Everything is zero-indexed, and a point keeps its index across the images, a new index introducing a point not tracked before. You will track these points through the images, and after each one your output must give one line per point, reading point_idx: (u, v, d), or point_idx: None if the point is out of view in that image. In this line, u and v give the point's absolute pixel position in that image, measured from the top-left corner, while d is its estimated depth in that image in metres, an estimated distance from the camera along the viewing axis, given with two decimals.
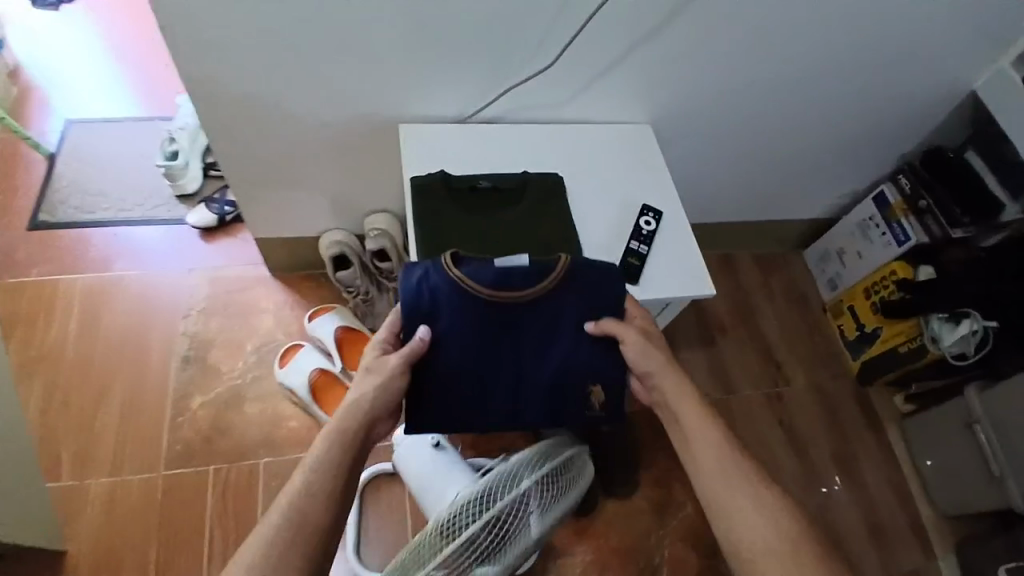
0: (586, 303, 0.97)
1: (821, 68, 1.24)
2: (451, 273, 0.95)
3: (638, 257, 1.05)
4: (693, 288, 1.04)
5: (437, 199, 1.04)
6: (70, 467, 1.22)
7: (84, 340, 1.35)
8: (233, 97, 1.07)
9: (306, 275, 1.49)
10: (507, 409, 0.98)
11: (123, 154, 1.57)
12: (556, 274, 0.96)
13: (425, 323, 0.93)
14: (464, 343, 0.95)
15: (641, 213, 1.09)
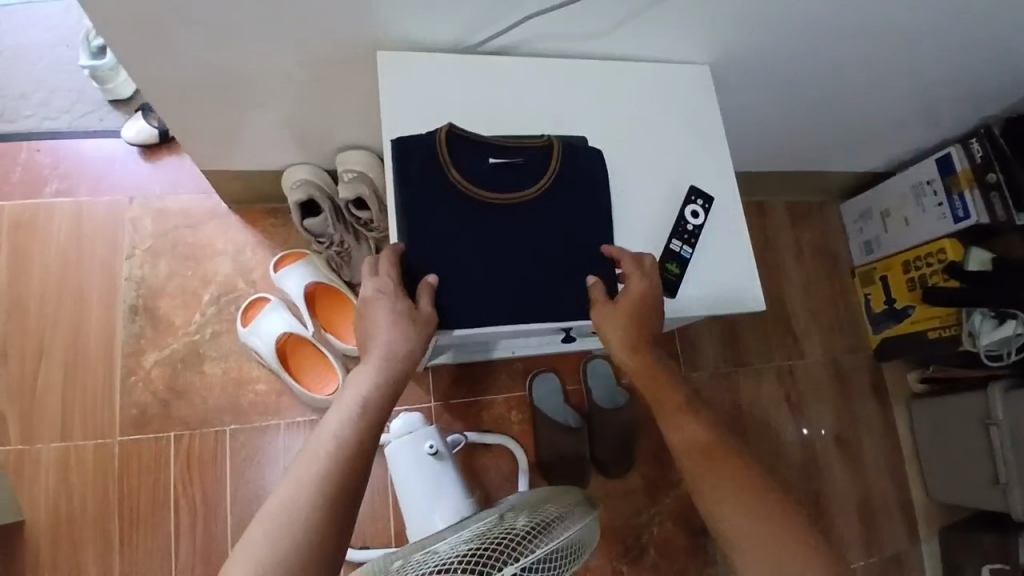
0: (597, 185, 0.83)
1: (941, 13, 0.95)
2: (445, 171, 0.77)
3: (679, 264, 0.85)
4: (740, 302, 0.86)
5: (432, 158, 0.77)
6: (17, 429, 1.10)
7: (16, 283, 1.16)
8: (148, 21, 0.78)
9: (272, 209, 1.27)
10: (484, 292, 0.77)
11: (37, 42, 1.28)
12: (553, 172, 0.80)
13: (425, 197, 0.77)
14: (448, 215, 0.77)
15: (687, 200, 0.87)
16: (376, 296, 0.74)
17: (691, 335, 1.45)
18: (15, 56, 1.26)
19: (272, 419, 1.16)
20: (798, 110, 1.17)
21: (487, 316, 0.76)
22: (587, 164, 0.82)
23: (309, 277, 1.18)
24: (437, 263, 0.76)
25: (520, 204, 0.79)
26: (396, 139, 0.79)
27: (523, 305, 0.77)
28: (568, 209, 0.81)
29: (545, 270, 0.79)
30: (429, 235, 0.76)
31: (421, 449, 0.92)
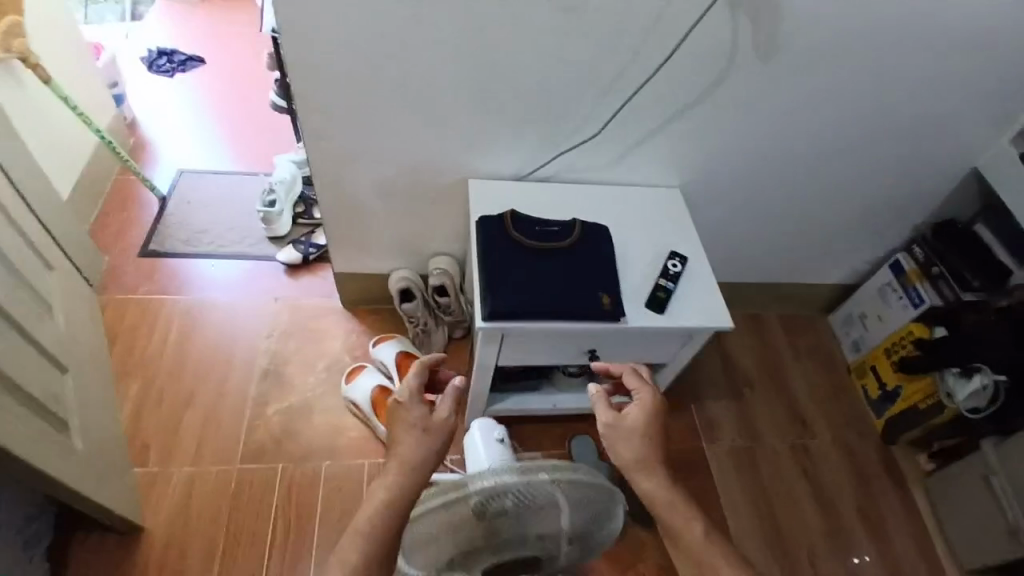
0: (605, 245, 1.19)
1: (841, 148, 1.38)
2: (506, 229, 1.17)
3: (665, 291, 1.15)
4: (711, 321, 1.14)
5: (498, 223, 1.18)
6: (157, 457, 1.39)
7: (179, 350, 1.57)
8: (326, 156, 1.30)
9: (372, 308, 1.70)
10: (532, 298, 1.08)
11: (226, 202, 1.90)
12: (573, 237, 1.17)
13: (494, 242, 1.15)
14: (508, 252, 1.14)
15: (668, 257, 1.20)
16: (404, 402, 1.02)
17: (707, 416, 1.66)
18: (209, 209, 1.87)
19: (361, 459, 1.43)
20: (762, 225, 1.58)
21: (537, 312, 1.07)
22: (599, 232, 1.20)
23: (401, 347, 1.54)
24: (500, 278, 1.10)
25: (554, 253, 1.15)
26: (478, 217, 1.20)
27: (558, 307, 1.07)
28: (586, 254, 1.16)
29: (573, 287, 1.11)
30: (492, 263, 1.12)
31: (492, 436, 1.24)
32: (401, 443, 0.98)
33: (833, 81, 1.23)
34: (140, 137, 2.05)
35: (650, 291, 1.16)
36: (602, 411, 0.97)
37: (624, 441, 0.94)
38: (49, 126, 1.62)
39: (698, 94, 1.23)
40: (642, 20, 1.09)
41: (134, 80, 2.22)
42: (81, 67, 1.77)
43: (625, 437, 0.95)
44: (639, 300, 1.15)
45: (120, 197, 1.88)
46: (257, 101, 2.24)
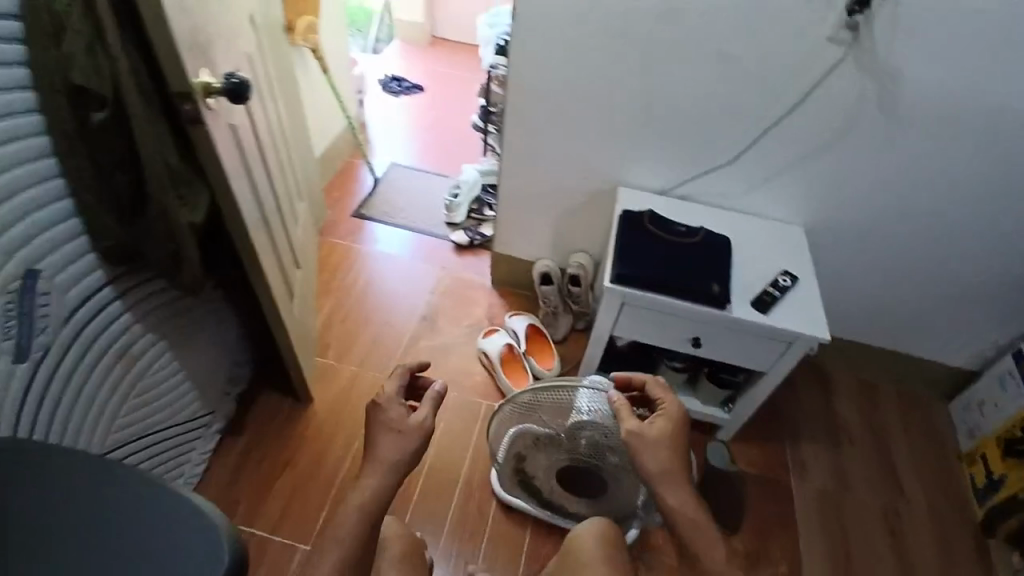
0: (723, 250, 1.42)
1: (960, 210, 1.52)
2: (643, 223, 1.46)
3: (772, 296, 1.36)
4: (812, 329, 1.32)
5: (639, 218, 1.48)
6: (334, 355, 1.85)
7: (365, 286, 2.04)
8: (514, 153, 1.70)
9: (514, 291, 2.05)
10: (654, 275, 1.35)
11: (420, 191, 2.39)
12: (697, 235, 1.44)
13: (632, 229, 1.45)
14: (641, 239, 1.42)
15: (780, 274, 1.41)
16: (379, 408, 1.17)
17: (797, 456, 1.70)
18: (406, 194, 2.37)
19: (481, 399, 1.78)
20: (879, 280, 1.69)
21: (656, 284, 1.34)
22: (718, 239, 1.44)
23: (530, 320, 1.87)
24: (630, 255, 1.38)
25: (679, 246, 1.41)
26: (624, 210, 1.51)
27: (673, 284, 1.33)
28: (707, 253, 1.40)
29: (690, 273, 1.35)
30: (626, 244, 1.41)
31: None
32: (378, 446, 1.13)
33: (945, 149, 1.43)
34: (367, 133, 2.65)
35: (757, 293, 1.38)
36: (629, 421, 1.08)
37: (648, 450, 1.05)
38: (318, 110, 2.25)
39: (820, 145, 1.49)
40: (773, 68, 1.39)
41: (372, 95, 2.88)
42: (344, 72, 2.42)
43: (649, 445, 1.06)
44: (745, 297, 1.37)
45: (345, 172, 2.44)
46: (457, 122, 2.78)
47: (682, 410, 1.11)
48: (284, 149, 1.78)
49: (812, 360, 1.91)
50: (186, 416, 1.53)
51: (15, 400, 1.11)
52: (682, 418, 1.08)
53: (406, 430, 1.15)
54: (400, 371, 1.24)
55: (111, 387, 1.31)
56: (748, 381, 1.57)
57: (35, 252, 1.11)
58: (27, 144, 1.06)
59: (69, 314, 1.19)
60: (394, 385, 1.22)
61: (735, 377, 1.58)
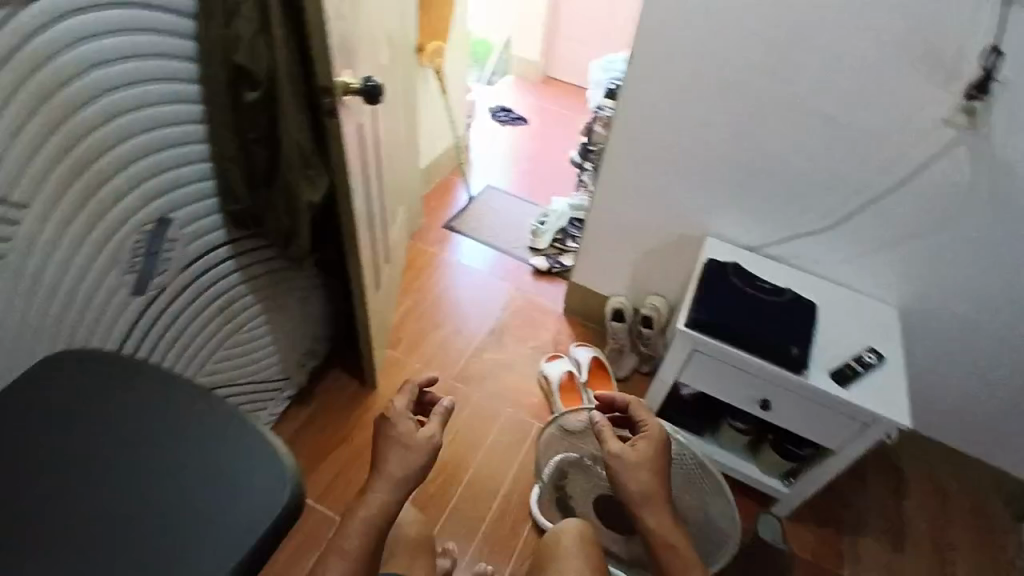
0: (808, 314, 1.39)
1: None
2: (728, 273, 1.46)
3: (853, 370, 1.31)
4: (891, 412, 1.26)
5: (724, 267, 1.48)
6: (403, 350, 1.95)
7: (443, 293, 2.13)
8: (609, 190, 1.76)
9: (583, 322, 2.09)
10: (731, 325, 1.34)
11: (510, 214, 2.48)
12: (783, 295, 1.42)
13: (716, 277, 1.45)
14: (723, 287, 1.42)
15: (865, 350, 1.36)
16: (388, 422, 1.17)
17: (850, 547, 1.60)
18: (496, 215, 2.47)
19: (533, 420, 1.81)
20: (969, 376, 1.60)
21: (732, 335, 1.34)
22: (804, 302, 1.42)
23: (593, 353, 1.91)
24: (710, 302, 1.39)
25: (763, 302, 1.40)
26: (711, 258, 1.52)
27: (749, 339, 1.32)
28: (790, 313, 1.38)
29: (769, 331, 1.33)
30: (707, 291, 1.42)
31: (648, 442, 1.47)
32: (385, 463, 1.13)
33: None
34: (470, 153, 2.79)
35: (838, 365, 1.34)
36: (612, 442, 1.17)
37: (628, 471, 1.14)
38: (431, 127, 2.41)
39: (924, 228, 1.45)
40: (885, 143, 1.38)
41: (481, 120, 3.05)
42: (459, 96, 2.59)
43: (631, 467, 1.14)
44: (824, 366, 1.34)
45: (444, 186, 2.58)
46: (556, 156, 2.88)
47: (661, 431, 1.20)
48: (395, 155, 1.93)
49: (884, 450, 1.80)
50: (263, 378, 1.65)
51: (127, 326, 1.26)
52: (661, 439, 1.16)
53: (414, 448, 1.15)
54: (411, 385, 1.27)
55: (208, 336, 1.45)
56: (814, 457, 1.50)
57: (172, 203, 1.27)
58: (186, 110, 1.23)
59: (187, 263, 1.34)
60: (406, 397, 1.24)
61: (800, 450, 1.51)
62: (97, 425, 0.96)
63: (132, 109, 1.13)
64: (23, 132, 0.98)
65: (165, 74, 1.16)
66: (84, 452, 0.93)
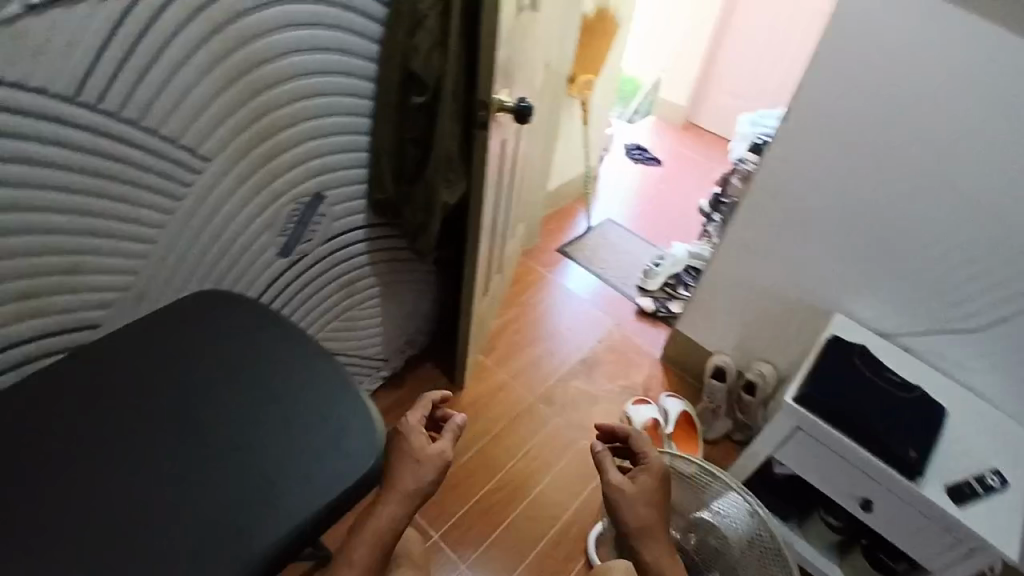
0: (931, 420, 1.30)
1: None
2: (852, 355, 1.39)
3: (972, 489, 1.21)
4: (1007, 545, 1.14)
5: (849, 348, 1.41)
6: (494, 359, 2.00)
7: (544, 312, 2.17)
8: (738, 244, 1.73)
9: (680, 373, 2.05)
10: (844, 412, 1.28)
11: (626, 250, 2.47)
12: (910, 392, 1.34)
13: (836, 355, 1.39)
14: (842, 369, 1.36)
15: (988, 471, 1.24)
16: (399, 434, 1.18)
17: None
18: (611, 248, 2.47)
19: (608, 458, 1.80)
20: None
21: (843, 423, 1.27)
22: (931, 405, 1.33)
23: (683, 407, 1.85)
24: (826, 380, 1.33)
25: (885, 395, 1.32)
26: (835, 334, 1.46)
27: (862, 431, 1.26)
28: (913, 414, 1.30)
29: (887, 428, 1.26)
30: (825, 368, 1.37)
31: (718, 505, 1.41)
32: (395, 478, 1.13)
33: None
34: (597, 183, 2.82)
35: (954, 480, 1.24)
36: (613, 473, 1.22)
37: (628, 504, 1.19)
38: (566, 152, 2.48)
39: None
40: None
41: (614, 153, 3.07)
42: (600, 126, 2.64)
43: (631, 498, 1.19)
44: (942, 478, 1.24)
45: (565, 211, 2.63)
46: (683, 200, 2.84)
47: (660, 464, 1.24)
48: (527, 174, 2.01)
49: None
50: (367, 356, 1.78)
51: (265, 283, 1.42)
52: (660, 473, 1.21)
53: (422, 464, 1.15)
54: (426, 396, 1.29)
55: (329, 307, 1.59)
56: (909, 575, 1.36)
57: (328, 182, 1.42)
58: (358, 104, 1.38)
59: (328, 238, 1.49)
60: (421, 407, 1.28)
61: (894, 564, 1.37)
62: (217, 365, 1.07)
63: (315, 95, 1.29)
64: (222, 97, 1.14)
65: (348, 70, 1.32)
66: (206, 386, 1.04)
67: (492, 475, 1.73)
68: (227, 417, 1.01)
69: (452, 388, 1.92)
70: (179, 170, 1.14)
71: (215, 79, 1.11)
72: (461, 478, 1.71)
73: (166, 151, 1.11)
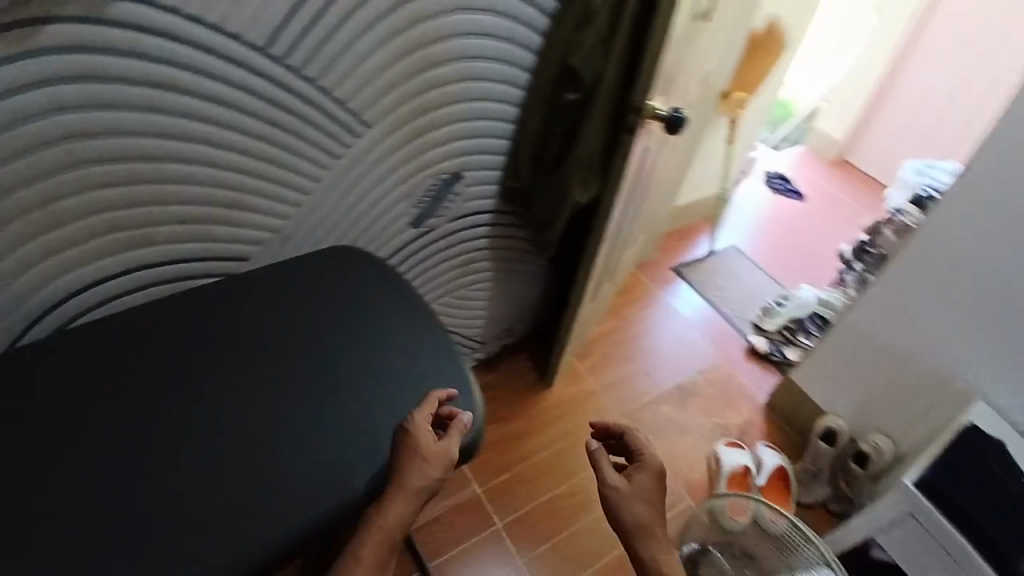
0: None
1: None
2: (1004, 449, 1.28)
3: None
4: None
5: (992, 443, 1.29)
6: (587, 365, 1.97)
7: (648, 329, 2.10)
8: (879, 300, 1.61)
9: (779, 424, 1.93)
10: (965, 508, 1.20)
11: (747, 282, 2.34)
12: None
13: (980, 444, 1.29)
14: (981, 462, 1.26)
15: None
16: (408, 429, 0.95)
17: None
18: (731, 277, 2.34)
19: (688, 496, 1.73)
20: None
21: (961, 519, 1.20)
22: None
23: (780, 462, 1.72)
24: (955, 470, 1.26)
25: None
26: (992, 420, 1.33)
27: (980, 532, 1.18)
28: None
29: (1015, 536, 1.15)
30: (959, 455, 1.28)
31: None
32: (400, 480, 0.91)
33: None
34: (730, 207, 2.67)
35: None
36: (605, 469, 1.02)
37: (623, 504, 0.99)
38: (703, 170, 2.38)
39: None
40: None
41: (755, 178, 2.89)
42: (745, 148, 2.50)
43: (629, 497, 1.00)
44: None
45: (689, 229, 2.52)
46: (822, 241, 2.63)
47: (657, 459, 1.05)
48: (660, 187, 1.96)
49: None
50: (468, 336, 1.82)
51: (393, 248, 1.48)
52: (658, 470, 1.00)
53: (430, 461, 0.93)
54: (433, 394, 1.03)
55: (445, 282, 1.64)
56: None
57: (470, 164, 1.46)
58: (512, 93, 1.41)
59: (458, 217, 1.54)
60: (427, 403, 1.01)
61: None
62: (337, 317, 1.13)
63: (477, 79, 1.33)
64: (394, 69, 1.20)
65: (512, 59, 1.35)
66: (326, 335, 1.10)
67: (566, 478, 1.73)
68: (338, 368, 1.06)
69: (541, 385, 1.92)
70: (341, 130, 1.22)
71: (391, 50, 1.17)
72: (536, 474, 1.73)
73: (334, 110, 1.18)
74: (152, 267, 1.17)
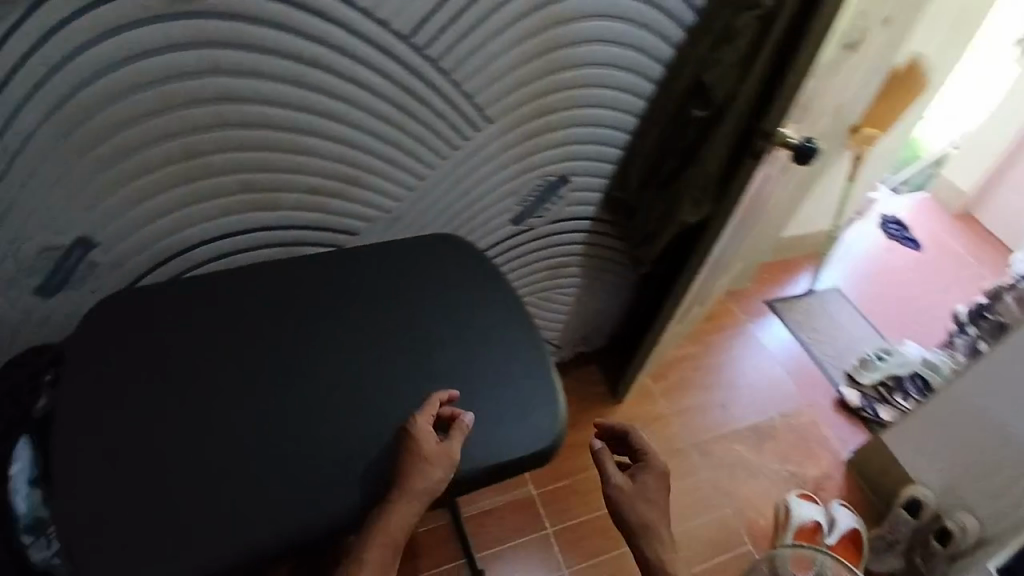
0: None
1: None
2: None
3: None
4: None
5: None
6: (661, 387, 1.92)
7: (731, 361, 2.02)
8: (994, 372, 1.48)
9: (858, 484, 1.81)
10: None
11: (846, 330, 2.20)
12: None
13: None
14: None
15: None
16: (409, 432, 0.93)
17: None
18: (828, 320, 2.21)
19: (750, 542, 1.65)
20: None
21: None
22: None
23: (855, 525, 1.63)
24: None
25: None
26: None
27: None
28: None
29: None
30: None
31: None
32: (403, 482, 0.90)
33: None
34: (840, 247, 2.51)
35: None
36: (613, 473, 0.99)
37: (633, 508, 0.97)
38: (814, 204, 2.26)
39: None
40: None
41: (869, 219, 2.70)
42: (865, 187, 2.34)
43: (637, 500, 0.98)
44: None
45: (789, 263, 2.39)
46: (935, 299, 2.42)
47: (661, 458, 1.02)
48: (768, 217, 1.87)
49: None
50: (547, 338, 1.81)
51: (491, 242, 1.49)
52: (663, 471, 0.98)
53: (432, 462, 0.92)
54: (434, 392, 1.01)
55: (534, 281, 1.64)
56: None
57: (579, 170, 1.44)
58: (635, 104, 1.38)
59: (558, 220, 1.53)
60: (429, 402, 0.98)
61: None
62: (433, 304, 1.13)
63: (602, 86, 1.31)
64: (523, 68, 1.20)
65: (641, 71, 1.32)
66: (421, 321, 1.11)
67: None
68: (430, 356, 1.08)
69: (611, 399, 1.88)
70: (463, 123, 1.23)
71: (526, 49, 1.18)
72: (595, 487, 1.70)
73: (459, 103, 1.20)
74: (267, 231, 1.22)
